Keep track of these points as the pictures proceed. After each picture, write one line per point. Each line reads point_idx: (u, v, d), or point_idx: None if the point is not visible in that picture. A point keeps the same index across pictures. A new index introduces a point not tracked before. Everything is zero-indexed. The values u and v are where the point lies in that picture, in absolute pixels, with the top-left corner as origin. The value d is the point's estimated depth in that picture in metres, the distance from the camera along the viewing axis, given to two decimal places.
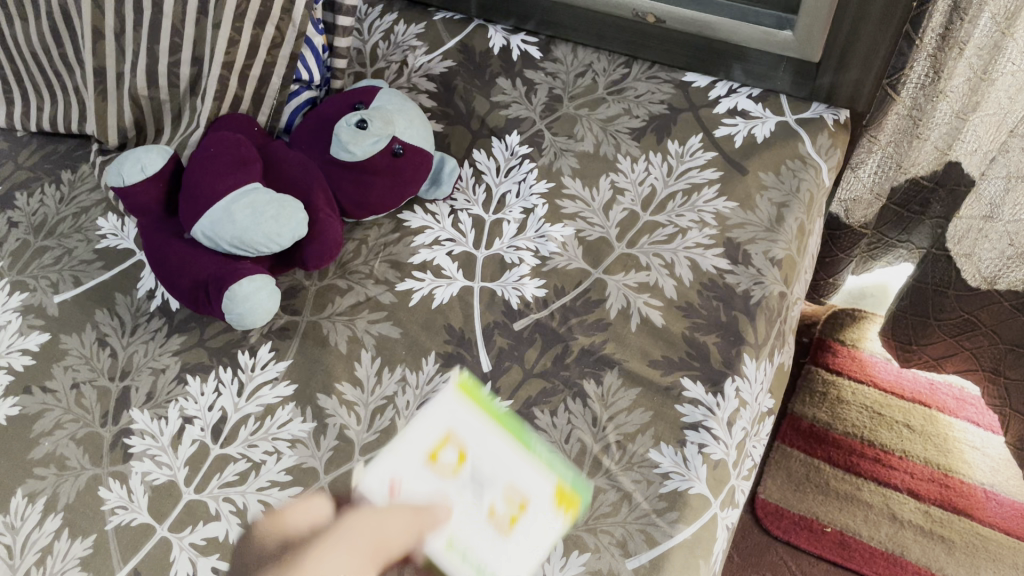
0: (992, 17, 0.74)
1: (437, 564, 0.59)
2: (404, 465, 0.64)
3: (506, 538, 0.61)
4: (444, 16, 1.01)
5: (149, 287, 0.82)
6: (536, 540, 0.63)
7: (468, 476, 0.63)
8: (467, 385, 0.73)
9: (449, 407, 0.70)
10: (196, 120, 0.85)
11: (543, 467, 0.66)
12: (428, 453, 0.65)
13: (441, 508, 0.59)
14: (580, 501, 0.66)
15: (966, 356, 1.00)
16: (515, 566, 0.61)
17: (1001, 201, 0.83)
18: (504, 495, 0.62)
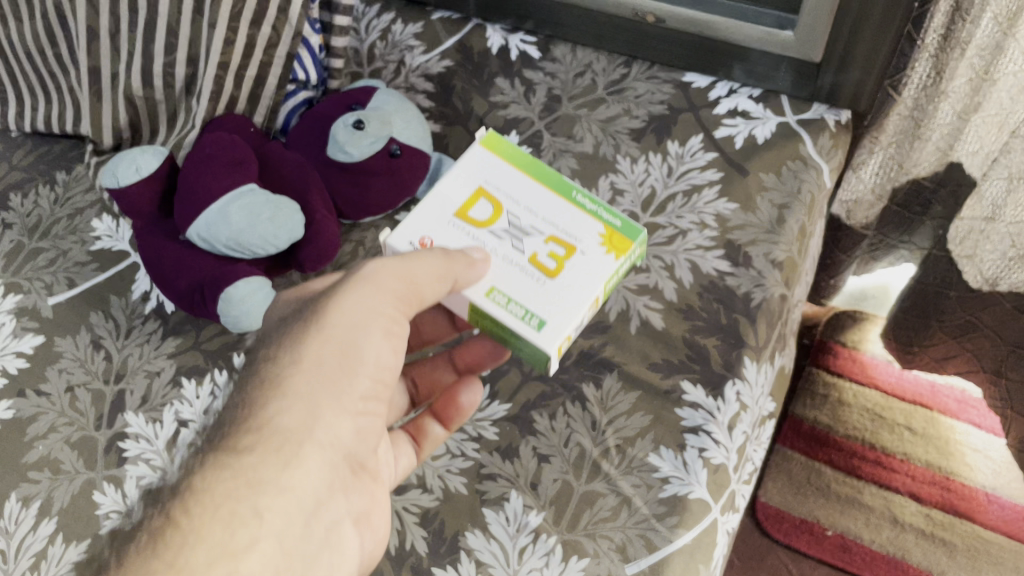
0: (994, 18, 0.73)
1: (482, 309, 0.55)
2: (428, 216, 0.58)
3: (552, 276, 0.56)
4: (442, 15, 1.00)
5: (143, 289, 0.81)
6: (585, 277, 0.56)
7: (503, 227, 0.58)
8: (492, 139, 0.62)
9: (478, 160, 0.60)
10: (192, 121, 0.84)
11: (584, 212, 0.59)
12: (459, 209, 0.58)
13: (479, 256, 0.54)
14: (630, 242, 0.58)
15: (968, 357, 0.99)
16: (564, 308, 0.54)
17: (1003, 202, 0.82)
18: (547, 243, 0.57)
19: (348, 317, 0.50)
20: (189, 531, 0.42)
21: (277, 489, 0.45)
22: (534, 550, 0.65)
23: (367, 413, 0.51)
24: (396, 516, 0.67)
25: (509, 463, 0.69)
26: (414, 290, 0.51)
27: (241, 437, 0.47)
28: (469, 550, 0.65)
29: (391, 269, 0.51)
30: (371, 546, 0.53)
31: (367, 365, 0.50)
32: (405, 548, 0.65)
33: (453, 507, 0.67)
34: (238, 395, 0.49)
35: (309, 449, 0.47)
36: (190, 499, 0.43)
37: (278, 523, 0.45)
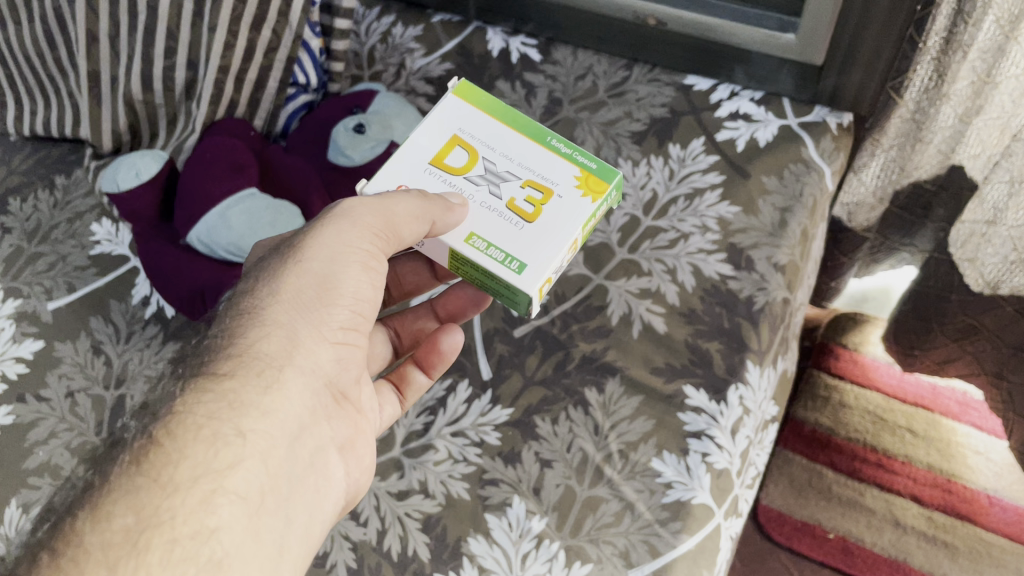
0: (996, 20, 0.71)
1: (462, 254, 0.55)
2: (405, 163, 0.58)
3: (530, 220, 0.56)
4: (442, 18, 0.99)
5: (143, 294, 0.81)
6: (563, 220, 0.56)
7: (479, 173, 0.58)
8: (464, 88, 0.61)
9: (451, 108, 0.60)
10: (193, 125, 0.84)
11: (560, 157, 0.59)
12: (434, 156, 0.58)
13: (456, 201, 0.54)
14: (606, 184, 0.58)
15: (969, 361, 0.99)
16: (543, 252, 0.54)
17: (1004, 206, 0.82)
18: (524, 187, 0.57)
19: (327, 250, 0.51)
20: (176, 447, 0.43)
21: (260, 412, 0.46)
22: (537, 555, 0.65)
23: (346, 343, 0.52)
24: (398, 521, 0.67)
25: (512, 468, 0.69)
26: (390, 227, 0.52)
27: (222, 364, 0.47)
28: (472, 555, 0.65)
29: (369, 206, 0.52)
30: (355, 473, 0.54)
31: (346, 295, 0.51)
32: (408, 553, 0.66)
33: (456, 512, 0.67)
34: (218, 324, 0.50)
35: (289, 375, 0.48)
36: (175, 419, 0.44)
37: (261, 443, 0.46)
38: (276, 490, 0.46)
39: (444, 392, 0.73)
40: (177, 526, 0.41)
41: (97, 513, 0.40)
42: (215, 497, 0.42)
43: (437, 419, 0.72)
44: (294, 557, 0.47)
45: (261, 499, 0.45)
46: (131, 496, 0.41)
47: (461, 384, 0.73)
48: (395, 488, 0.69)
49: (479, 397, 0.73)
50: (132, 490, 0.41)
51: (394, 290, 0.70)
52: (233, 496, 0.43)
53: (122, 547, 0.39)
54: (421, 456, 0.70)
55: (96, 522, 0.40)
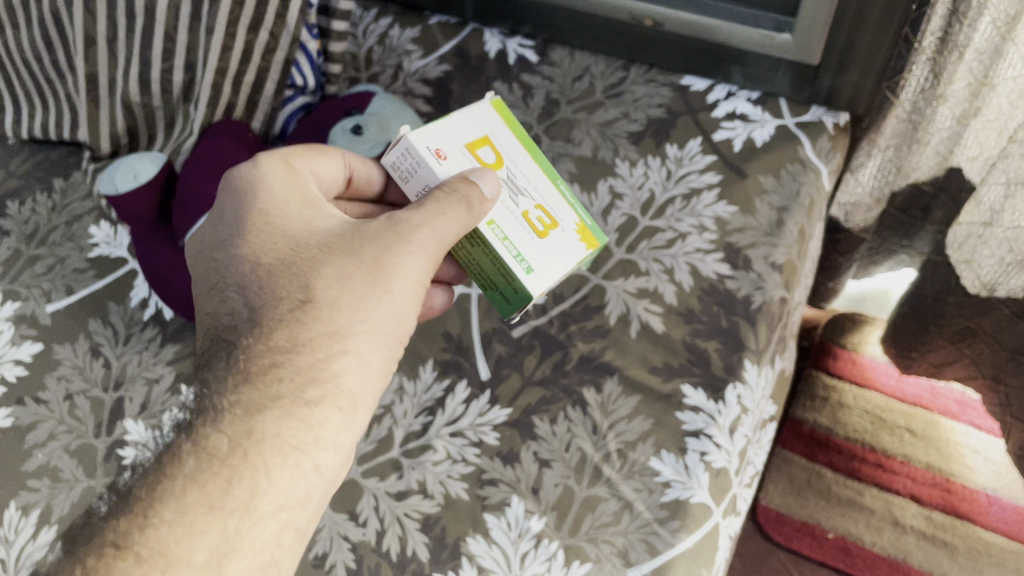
0: (993, 21, 0.72)
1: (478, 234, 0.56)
2: (452, 145, 0.56)
3: (540, 238, 0.56)
4: (439, 19, 1.00)
5: (142, 296, 0.81)
6: (564, 254, 0.57)
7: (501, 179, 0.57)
8: (500, 104, 0.60)
9: (485, 113, 0.58)
10: (189, 127, 0.86)
11: (568, 204, 0.59)
12: (467, 145, 0.57)
13: (489, 193, 0.53)
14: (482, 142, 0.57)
15: (967, 363, 0.97)
16: (552, 271, 0.56)
17: (1000, 208, 0.82)
18: (536, 209, 0.57)
19: (395, 282, 0.52)
20: (262, 477, 0.47)
21: (332, 449, 0.50)
22: (536, 555, 0.65)
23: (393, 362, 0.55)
24: (397, 522, 0.67)
25: (511, 469, 0.69)
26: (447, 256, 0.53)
27: (302, 389, 0.49)
28: (470, 555, 0.65)
29: (429, 229, 0.52)
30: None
31: (402, 325, 0.54)
32: (407, 554, 0.66)
33: (455, 513, 0.67)
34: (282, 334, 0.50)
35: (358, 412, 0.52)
36: (261, 441, 0.47)
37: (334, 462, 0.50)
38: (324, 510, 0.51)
39: (443, 392, 0.73)
40: (253, 555, 0.46)
41: (183, 524, 0.44)
42: (285, 534, 0.47)
43: (436, 419, 0.72)
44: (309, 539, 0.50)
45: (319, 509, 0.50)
46: (216, 514, 0.45)
47: (460, 385, 0.74)
48: (394, 489, 0.69)
49: (478, 397, 0.73)
50: (218, 508, 0.45)
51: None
52: (297, 529, 0.48)
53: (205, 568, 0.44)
54: (419, 456, 0.70)
55: (184, 537, 0.44)
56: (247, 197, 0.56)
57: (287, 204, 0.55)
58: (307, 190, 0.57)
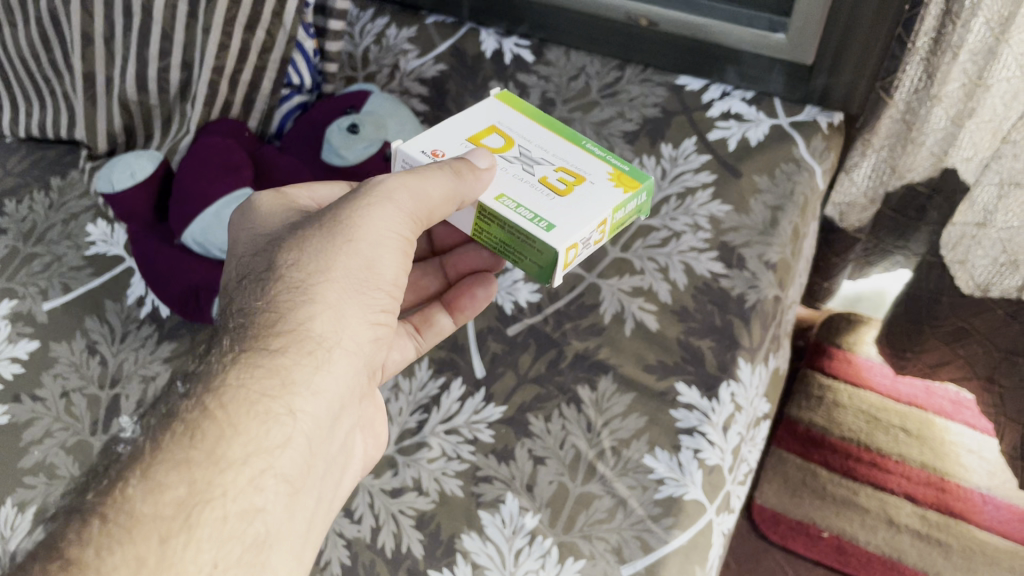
0: (985, 23, 0.73)
1: (491, 213, 0.54)
2: (449, 143, 0.58)
3: (563, 194, 0.55)
4: (436, 19, 1.00)
5: (139, 294, 0.81)
6: (594, 200, 0.55)
7: (514, 154, 0.58)
8: (506, 98, 0.63)
9: (493, 107, 0.62)
10: (187, 126, 0.85)
11: (596, 157, 0.59)
12: (472, 135, 0.59)
13: (485, 165, 0.53)
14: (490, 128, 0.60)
15: (961, 363, 0.98)
16: (577, 220, 0.53)
17: (994, 208, 0.82)
18: (557, 171, 0.57)
19: (367, 230, 0.49)
20: (227, 427, 0.43)
21: (309, 393, 0.46)
22: (530, 551, 0.65)
23: (382, 323, 0.51)
24: (392, 519, 0.67)
25: (505, 466, 0.69)
26: (426, 209, 0.50)
27: (269, 341, 0.47)
28: (465, 552, 0.65)
29: (407, 185, 0.50)
30: (370, 449, 0.59)
31: (386, 280, 0.50)
32: (401, 551, 0.66)
33: (449, 510, 0.67)
34: (255, 295, 0.49)
35: (337, 361, 0.48)
36: (227, 393, 0.44)
37: (310, 422, 0.46)
38: (315, 469, 0.47)
39: (438, 389, 0.74)
40: (226, 504, 0.41)
41: (149, 481, 0.41)
42: (263, 479, 0.43)
43: (432, 417, 0.72)
44: (302, 503, 0.45)
45: (304, 474, 0.46)
46: (184, 468, 0.41)
47: (455, 382, 0.74)
48: (389, 486, 0.69)
49: (473, 395, 0.73)
50: (185, 462, 0.42)
51: (406, 295, 0.70)
52: (280, 477, 0.44)
53: (173, 520, 0.40)
54: (414, 453, 0.70)
55: (148, 492, 0.40)
56: (239, 216, 0.55)
57: (274, 211, 0.54)
58: (297, 201, 0.56)
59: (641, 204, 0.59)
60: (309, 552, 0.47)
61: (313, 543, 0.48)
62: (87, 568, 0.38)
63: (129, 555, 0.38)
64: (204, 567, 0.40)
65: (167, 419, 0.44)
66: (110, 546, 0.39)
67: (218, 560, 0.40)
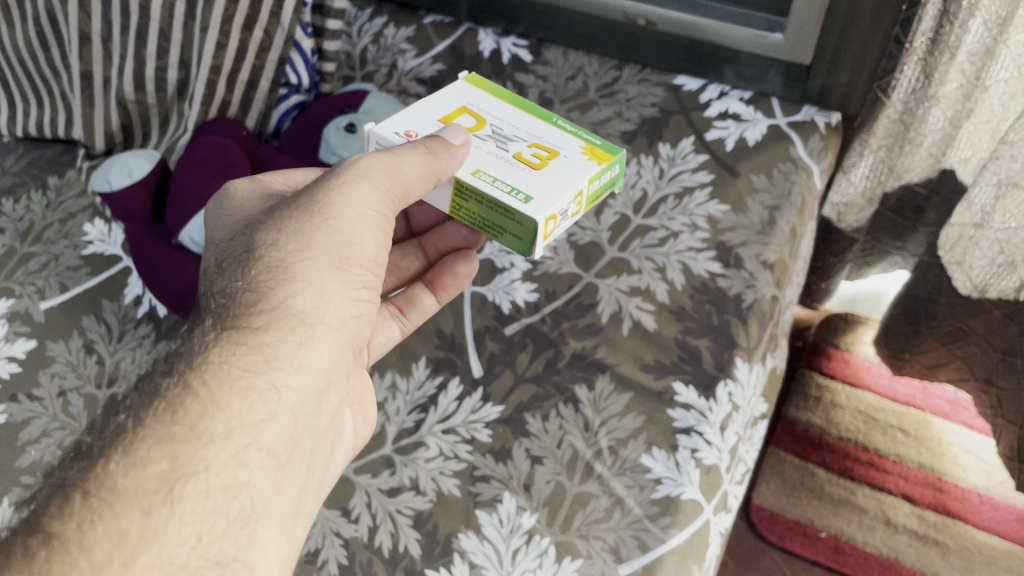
0: (984, 23, 0.73)
1: (469, 187, 0.55)
2: (422, 124, 0.58)
3: (540, 168, 0.56)
4: (434, 19, 1.00)
5: (136, 293, 0.81)
6: (570, 172, 0.56)
7: (488, 133, 0.59)
8: (474, 80, 0.65)
9: (462, 88, 0.63)
10: (184, 125, 0.85)
11: (567, 133, 0.61)
12: (443, 116, 0.60)
13: (459, 141, 0.53)
14: (460, 110, 0.61)
15: (958, 365, 0.97)
16: (554, 191, 0.54)
17: (991, 209, 0.83)
18: (531, 147, 0.58)
19: (347, 207, 0.49)
20: (212, 402, 0.42)
21: (293, 368, 0.46)
22: (527, 551, 0.65)
23: (365, 300, 0.51)
24: (389, 518, 0.67)
25: (502, 465, 0.69)
26: (405, 187, 0.51)
27: (251, 318, 0.46)
28: (462, 551, 0.65)
29: (382, 163, 0.50)
30: (361, 427, 0.58)
31: (367, 256, 0.50)
32: (399, 550, 0.65)
33: (447, 509, 0.67)
34: (236, 276, 0.48)
35: (321, 336, 0.47)
36: (208, 369, 0.43)
37: (295, 398, 0.45)
38: (302, 445, 0.46)
39: (436, 389, 0.74)
40: (210, 478, 0.40)
41: (130, 456, 0.40)
42: (247, 454, 0.42)
43: (429, 416, 0.72)
44: (290, 482, 0.45)
45: (290, 451, 0.45)
46: (166, 444, 0.40)
47: (453, 382, 0.74)
48: (386, 485, 0.69)
49: (470, 395, 0.73)
50: (166, 438, 0.40)
51: (387, 278, 0.70)
52: (265, 452, 0.43)
53: (156, 494, 0.39)
54: (411, 453, 0.70)
55: (130, 467, 0.39)
56: (215, 205, 0.55)
57: (251, 198, 0.54)
58: (270, 187, 0.56)
59: (614, 176, 0.61)
60: (300, 531, 0.46)
61: (301, 523, 0.47)
62: (69, 544, 0.37)
63: (112, 529, 0.37)
64: (188, 541, 0.39)
65: (148, 395, 0.43)
66: (92, 522, 0.38)
67: (202, 534, 0.39)
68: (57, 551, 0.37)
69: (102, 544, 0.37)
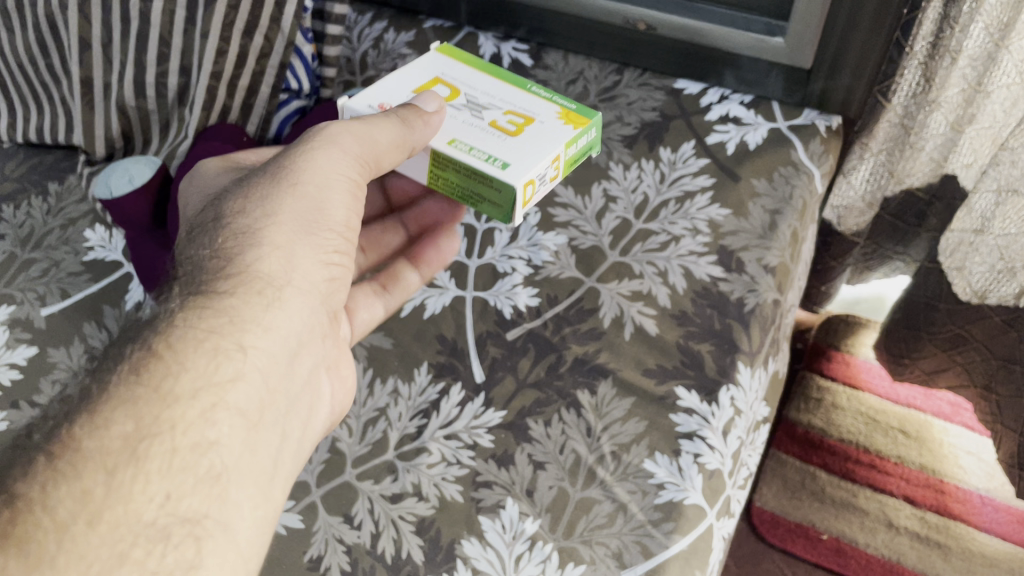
0: (985, 28, 0.74)
1: (445, 157, 0.56)
2: (393, 94, 0.60)
3: (516, 135, 0.57)
4: (434, 24, 1.01)
5: (136, 299, 0.81)
6: (547, 138, 0.57)
7: (462, 103, 0.60)
8: (446, 49, 0.66)
9: (434, 59, 0.64)
10: (184, 131, 0.85)
11: (541, 99, 0.62)
12: (418, 88, 0.61)
13: (431, 109, 0.56)
14: (434, 79, 0.62)
15: (959, 371, 0.98)
16: (529, 158, 0.55)
17: (992, 214, 0.83)
18: (506, 114, 0.59)
19: (312, 175, 0.51)
20: (177, 363, 0.42)
21: (260, 331, 0.46)
22: (530, 557, 0.65)
23: (335, 265, 0.52)
24: (392, 525, 0.67)
25: (505, 471, 0.69)
26: (374, 155, 0.53)
27: (219, 285, 0.46)
28: (465, 558, 0.65)
29: (352, 130, 0.52)
30: (337, 391, 0.58)
31: (335, 221, 0.52)
32: (402, 556, 0.65)
33: (449, 516, 0.67)
34: (204, 245, 0.49)
35: (289, 297, 0.48)
36: (174, 333, 0.43)
37: (263, 360, 0.46)
38: (273, 407, 0.46)
39: (438, 395, 0.74)
40: (176, 437, 0.40)
41: (94, 418, 0.39)
42: (214, 414, 0.42)
43: (431, 422, 0.72)
44: (263, 444, 0.44)
45: (259, 412, 0.45)
46: (130, 405, 0.40)
47: (454, 388, 0.74)
48: (388, 491, 0.69)
49: (472, 400, 0.73)
50: (131, 399, 0.40)
51: (369, 253, 0.72)
52: (233, 410, 0.43)
53: (120, 454, 0.38)
54: (414, 459, 0.70)
55: (95, 428, 0.39)
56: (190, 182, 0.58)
57: (220, 171, 0.57)
58: (240, 163, 0.59)
59: (592, 139, 0.62)
60: (280, 490, 0.46)
61: (279, 482, 0.46)
62: (34, 506, 0.36)
63: (76, 488, 0.37)
64: (155, 497, 0.38)
65: (115, 359, 0.43)
66: (57, 483, 0.37)
67: (170, 491, 0.39)
68: (23, 511, 0.36)
69: (66, 504, 0.36)
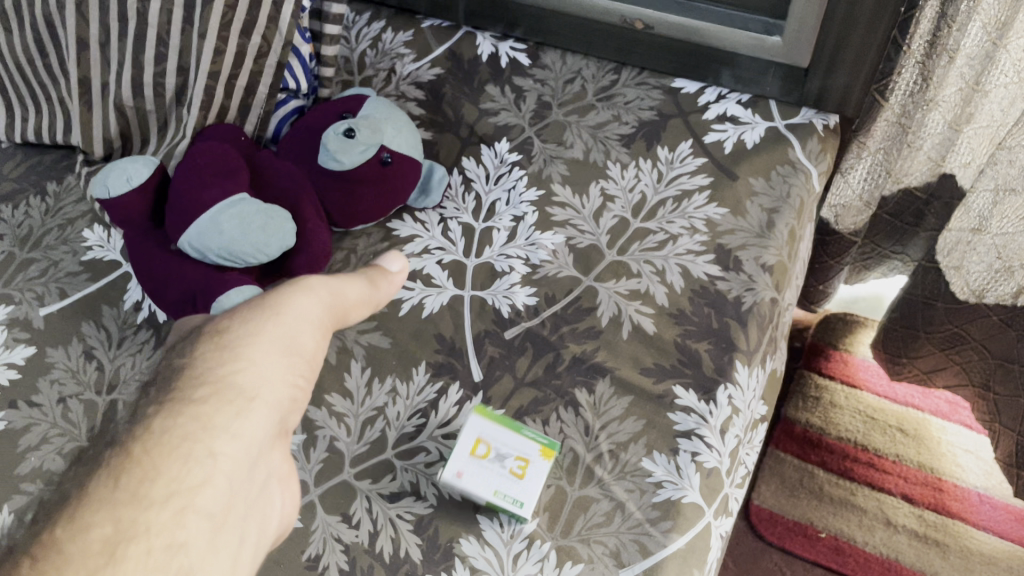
0: (983, 26, 0.75)
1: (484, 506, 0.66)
2: (474, 465, 0.66)
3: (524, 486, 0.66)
4: (432, 23, 1.01)
5: (136, 298, 0.81)
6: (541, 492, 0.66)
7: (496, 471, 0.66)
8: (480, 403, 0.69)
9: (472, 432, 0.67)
10: (183, 131, 0.84)
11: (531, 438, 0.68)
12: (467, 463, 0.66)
13: (397, 268, 0.57)
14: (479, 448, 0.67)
15: (956, 371, 0.98)
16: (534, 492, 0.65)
17: (989, 213, 0.83)
18: (513, 472, 0.66)
19: (289, 310, 0.46)
20: (169, 457, 0.36)
21: (232, 435, 0.39)
22: (528, 556, 0.65)
23: (299, 386, 0.45)
24: (390, 524, 0.67)
25: None
26: (343, 307, 0.50)
27: (190, 388, 0.39)
28: (463, 557, 0.65)
29: (326, 282, 0.50)
30: (287, 502, 0.45)
31: (307, 345, 0.46)
32: (400, 555, 0.65)
33: (447, 515, 0.67)
34: (173, 357, 0.42)
35: (258, 410, 0.41)
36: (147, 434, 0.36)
37: (233, 464, 0.38)
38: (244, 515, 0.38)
39: (436, 394, 0.74)
40: (151, 537, 0.34)
41: (72, 520, 0.32)
42: (189, 515, 0.35)
43: (429, 421, 0.72)
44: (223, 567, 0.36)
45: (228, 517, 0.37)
46: (107, 502, 0.33)
47: (453, 387, 0.74)
48: (387, 491, 0.69)
49: (471, 399, 0.73)
50: (101, 498, 0.33)
51: None
52: (203, 514, 0.36)
53: (100, 556, 0.32)
54: (412, 458, 0.70)
55: (72, 527, 0.32)
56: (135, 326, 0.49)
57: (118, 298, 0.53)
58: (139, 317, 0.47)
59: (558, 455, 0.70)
60: None
61: None
62: None
63: None
64: None
65: (88, 462, 0.36)
66: None
67: None
68: None
69: None
